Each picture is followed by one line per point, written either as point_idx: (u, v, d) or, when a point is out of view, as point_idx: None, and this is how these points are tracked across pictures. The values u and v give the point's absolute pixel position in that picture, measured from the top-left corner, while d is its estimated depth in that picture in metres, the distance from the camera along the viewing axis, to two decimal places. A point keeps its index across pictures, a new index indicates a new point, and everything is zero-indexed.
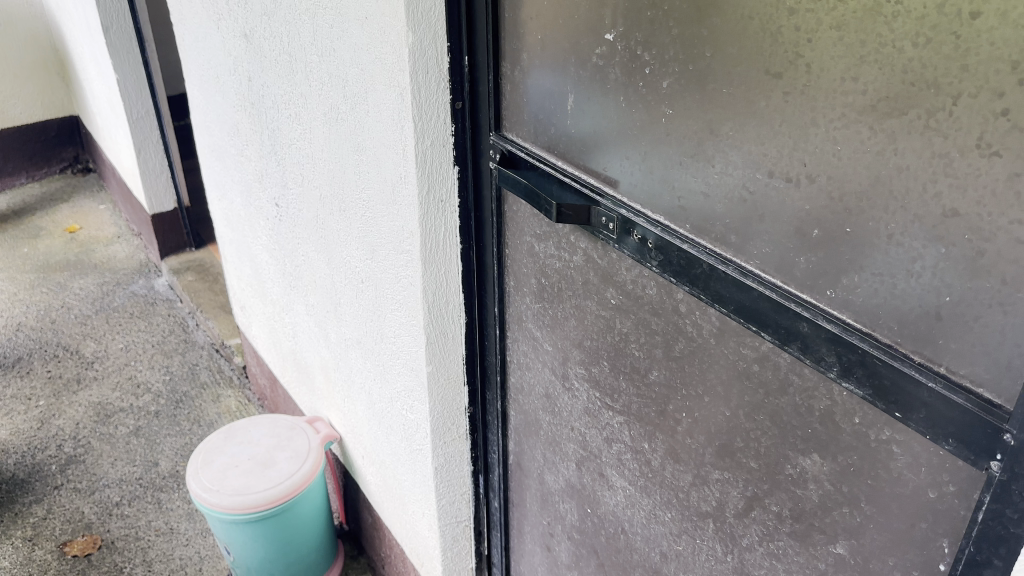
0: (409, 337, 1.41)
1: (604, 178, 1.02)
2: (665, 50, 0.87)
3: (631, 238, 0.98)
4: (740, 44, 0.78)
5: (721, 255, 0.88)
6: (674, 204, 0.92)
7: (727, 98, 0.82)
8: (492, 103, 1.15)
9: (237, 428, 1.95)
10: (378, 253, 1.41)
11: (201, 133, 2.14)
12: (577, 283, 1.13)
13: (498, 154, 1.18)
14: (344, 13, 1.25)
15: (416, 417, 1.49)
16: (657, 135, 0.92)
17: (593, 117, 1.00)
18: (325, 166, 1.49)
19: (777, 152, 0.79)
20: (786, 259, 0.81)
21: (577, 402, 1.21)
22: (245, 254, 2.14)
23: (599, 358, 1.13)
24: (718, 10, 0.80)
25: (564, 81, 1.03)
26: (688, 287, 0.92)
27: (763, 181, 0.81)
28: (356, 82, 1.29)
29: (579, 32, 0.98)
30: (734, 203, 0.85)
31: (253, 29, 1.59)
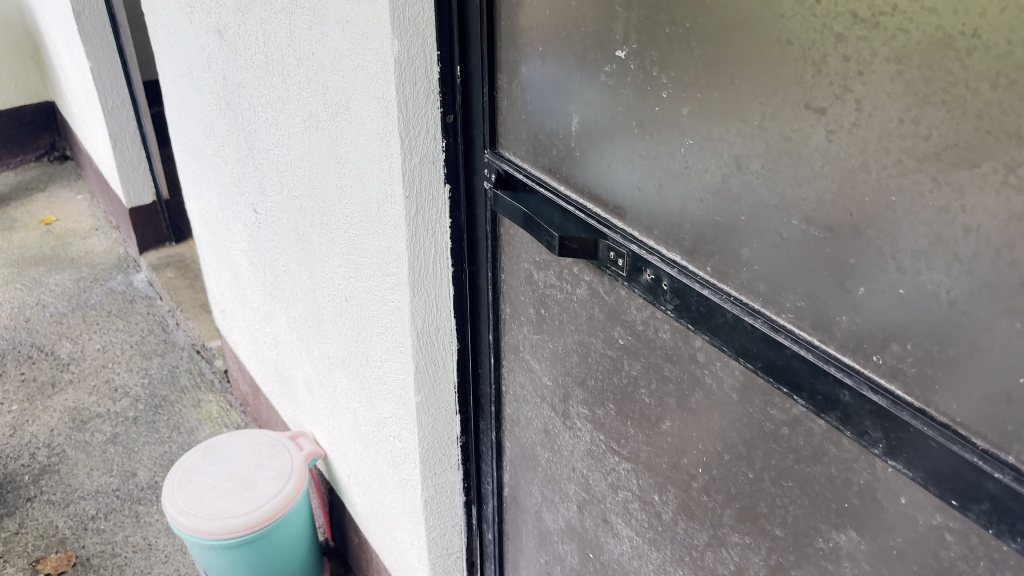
0: (396, 363, 1.30)
1: (612, 209, 0.91)
2: (685, 75, 0.76)
3: (642, 277, 0.88)
4: (775, 71, 0.68)
5: (748, 304, 0.78)
6: (692, 245, 0.82)
7: (758, 133, 0.71)
8: (486, 118, 1.04)
9: (215, 444, 1.85)
10: (363, 272, 1.30)
11: (175, 130, 2.02)
12: (580, 319, 1.03)
13: (493, 174, 1.07)
14: (323, 16, 1.13)
15: (403, 446, 1.38)
16: (674, 166, 0.81)
17: (601, 140, 0.90)
18: (306, 177, 1.38)
19: (816, 197, 0.68)
20: (823, 316, 0.72)
21: (579, 442, 1.12)
22: (224, 258, 2.03)
23: (604, 400, 1.03)
24: (749, 31, 0.69)
25: (567, 100, 0.92)
26: (708, 337, 0.82)
27: (798, 227, 0.71)
28: (337, 91, 1.17)
29: (583, 47, 0.87)
30: (764, 248, 0.75)
31: (227, 26, 1.47)
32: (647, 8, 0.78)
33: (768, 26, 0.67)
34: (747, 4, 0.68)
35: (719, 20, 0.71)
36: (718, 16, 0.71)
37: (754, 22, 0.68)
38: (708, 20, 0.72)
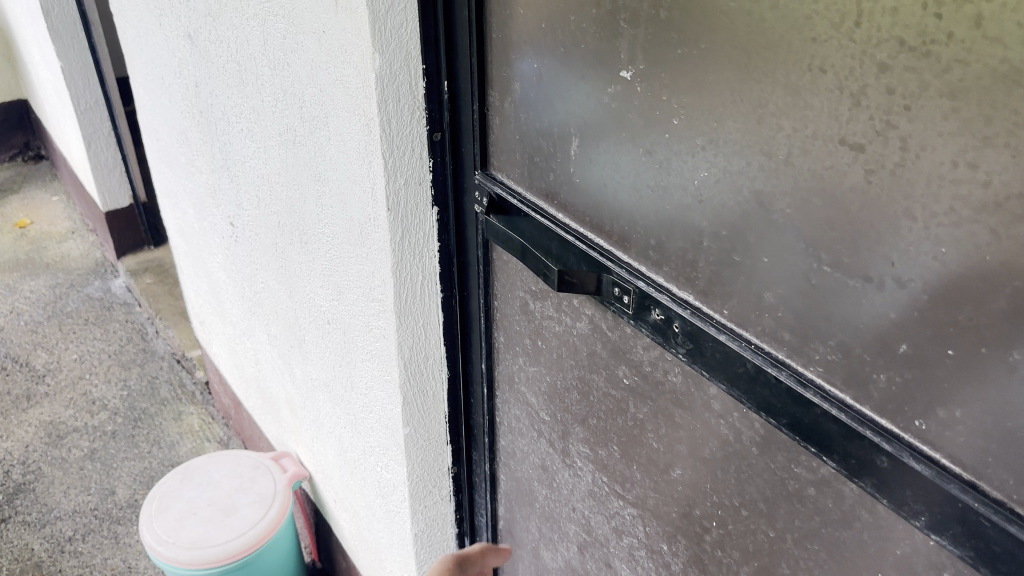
0: (383, 392, 1.22)
1: (616, 240, 0.83)
2: (700, 101, 0.68)
3: (649, 316, 0.80)
4: (804, 101, 0.60)
5: (771, 353, 0.71)
6: (707, 285, 0.75)
7: (785, 168, 0.63)
8: (476, 137, 0.96)
9: (194, 466, 1.77)
10: (346, 295, 1.22)
11: (149, 135, 1.93)
12: (580, 354, 0.95)
13: (485, 198, 0.99)
14: (297, 25, 1.04)
15: (391, 477, 1.30)
16: (686, 199, 0.73)
17: (603, 168, 0.82)
18: (283, 193, 1.30)
19: (853, 242, 0.61)
20: (857, 372, 0.64)
21: (579, 481, 1.04)
22: (201, 269, 1.94)
23: (607, 441, 0.96)
24: (774, 55, 0.61)
25: (566, 122, 0.84)
26: (725, 386, 0.74)
27: (829, 273, 0.63)
28: (314, 105, 1.09)
29: (583, 66, 0.79)
30: (789, 294, 0.67)
31: (198, 31, 1.38)
32: (656, 27, 0.70)
33: (797, 51, 0.59)
34: (772, 25, 0.60)
35: (739, 43, 0.63)
36: (738, 38, 0.63)
37: (781, 45, 0.60)
38: (726, 41, 0.64)
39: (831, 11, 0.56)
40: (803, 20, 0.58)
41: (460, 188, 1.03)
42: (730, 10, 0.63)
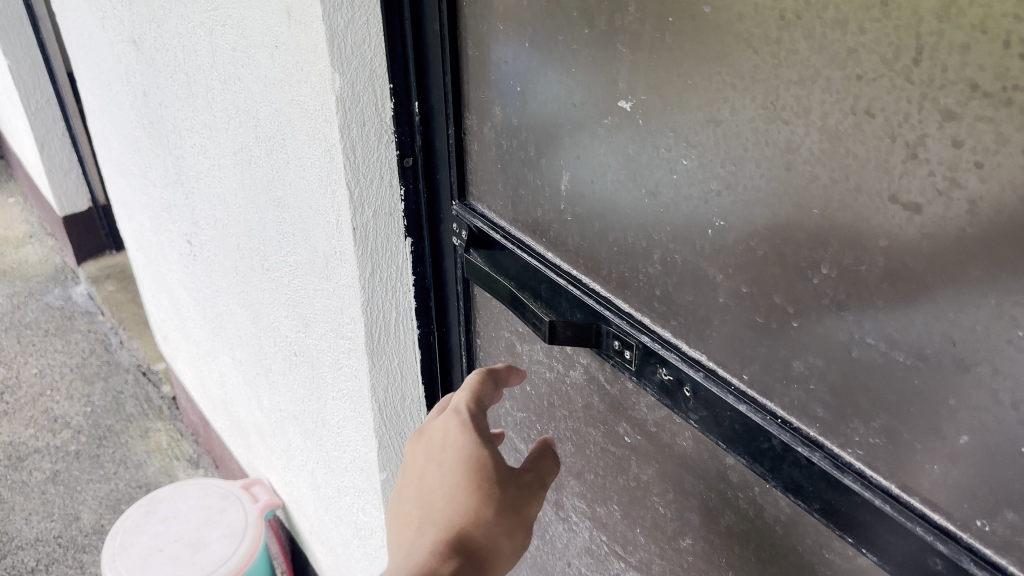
0: (356, 434, 1.11)
1: (615, 286, 0.74)
2: (713, 142, 0.58)
3: (656, 375, 0.71)
4: (847, 149, 0.50)
5: (800, 429, 0.61)
6: (722, 345, 0.66)
7: (821, 225, 0.54)
8: (452, 164, 0.87)
9: (159, 498, 1.66)
10: (313, 329, 1.11)
11: (100, 143, 1.80)
12: (575, 405, 0.86)
13: (463, 231, 0.90)
14: (248, 36, 0.93)
15: (368, 521, 1.20)
16: (698, 249, 0.64)
17: (599, 207, 0.72)
18: (241, 215, 1.18)
19: (904, 316, 0.51)
20: (906, 457, 0.55)
21: (574, 536, 0.95)
22: (161, 285, 1.82)
23: (606, 499, 0.87)
24: (808, 93, 0.51)
25: (554, 154, 0.75)
26: (746, 461, 0.65)
27: (873, 347, 0.54)
28: (270, 125, 0.97)
29: (573, 93, 0.69)
30: (824, 365, 0.58)
31: (143, 37, 1.26)
32: (660, 54, 0.60)
33: (836, 90, 0.49)
34: (806, 57, 0.50)
35: (762, 80, 0.53)
36: (762, 73, 0.53)
37: (816, 81, 0.50)
38: (747, 75, 0.54)
39: (881, 44, 0.46)
40: (845, 53, 0.48)
41: (437, 218, 0.94)
42: (752, 38, 0.53)
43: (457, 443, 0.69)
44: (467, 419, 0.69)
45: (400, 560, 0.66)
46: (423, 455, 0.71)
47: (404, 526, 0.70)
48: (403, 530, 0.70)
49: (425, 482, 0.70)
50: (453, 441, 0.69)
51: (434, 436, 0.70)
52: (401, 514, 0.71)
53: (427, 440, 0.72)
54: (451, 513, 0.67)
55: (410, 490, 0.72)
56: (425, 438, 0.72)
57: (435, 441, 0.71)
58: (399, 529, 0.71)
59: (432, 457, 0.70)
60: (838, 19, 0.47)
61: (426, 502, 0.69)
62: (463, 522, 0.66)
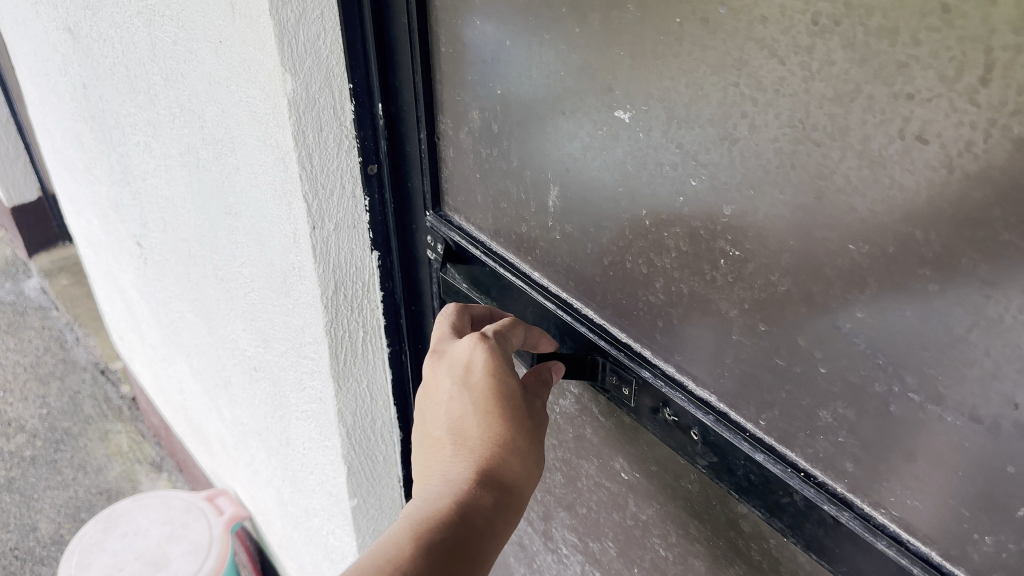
0: (323, 457, 1.04)
1: (611, 313, 0.68)
2: (728, 163, 0.50)
3: (660, 414, 0.65)
4: (891, 179, 0.42)
5: (826, 484, 0.54)
6: (735, 386, 0.59)
7: (858, 264, 0.46)
8: (426, 172, 0.79)
9: (119, 512, 1.57)
10: (272, 345, 1.02)
11: (43, 134, 1.68)
12: (566, 435, 0.81)
13: (442, 246, 0.83)
14: (188, 29, 0.82)
15: (340, 544, 1.13)
16: (706, 280, 0.57)
17: (595, 229, 0.65)
18: (191, 219, 1.09)
19: (953, 372, 0.43)
20: (953, 527, 0.48)
21: (564, 568, 0.92)
22: (113, 285, 1.72)
23: (601, 536, 0.82)
24: (844, 112, 0.42)
25: (540, 166, 0.67)
26: (764, 514, 0.58)
27: (915, 402, 0.46)
28: (217, 126, 0.88)
29: (565, 102, 0.61)
30: (856, 417, 0.50)
31: (78, 25, 1.14)
32: (665, 62, 0.51)
33: (878, 109, 0.40)
34: (843, 70, 0.41)
35: (788, 97, 0.45)
36: (787, 88, 0.45)
37: (855, 98, 0.41)
38: (770, 90, 0.46)
39: (940, 56, 0.37)
40: (893, 67, 0.39)
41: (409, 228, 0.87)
42: (777, 45, 0.44)
43: (488, 367, 0.63)
44: (495, 346, 0.64)
45: (435, 488, 0.61)
46: (447, 379, 0.65)
47: (432, 451, 0.64)
48: (428, 455, 0.65)
49: (451, 409, 0.64)
50: (483, 366, 0.63)
51: (458, 361, 0.64)
52: (425, 438, 0.66)
53: (449, 362, 0.65)
54: (486, 440, 0.62)
55: (432, 416, 0.66)
56: (446, 359, 0.66)
57: (459, 364, 0.65)
58: (421, 454, 0.65)
59: (459, 381, 0.64)
60: (884, 26, 0.38)
61: (456, 430, 0.63)
62: (500, 453, 0.62)
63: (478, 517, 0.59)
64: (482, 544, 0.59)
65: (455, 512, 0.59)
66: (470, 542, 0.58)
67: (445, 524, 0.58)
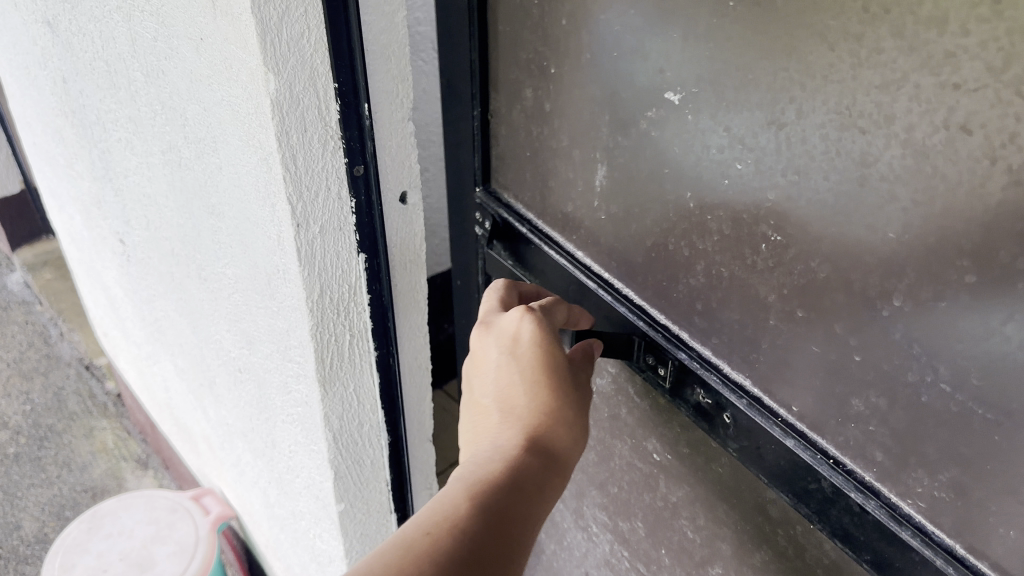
0: (309, 461, 1.02)
1: (651, 294, 0.70)
2: (775, 149, 0.51)
3: (692, 397, 0.67)
4: (933, 169, 0.42)
5: (854, 472, 0.55)
6: (770, 370, 0.60)
7: (895, 254, 0.46)
8: (477, 150, 0.83)
9: (103, 512, 1.55)
10: (257, 347, 1.00)
11: (23, 127, 1.65)
12: (601, 415, 0.85)
13: (488, 222, 0.86)
14: (169, 25, 0.80)
15: (326, 548, 1.12)
16: (744, 262, 0.58)
17: (637, 209, 0.67)
18: (174, 218, 1.07)
19: (984, 362, 0.44)
20: (976, 518, 0.49)
21: (594, 546, 0.96)
22: (96, 280, 1.69)
23: (630, 516, 0.87)
24: (891, 101, 0.43)
25: (589, 145, 0.69)
26: (791, 499, 0.60)
27: (947, 395, 0.47)
28: (198, 125, 0.85)
29: (616, 83, 0.63)
30: (888, 406, 0.51)
31: (57, 18, 1.12)
32: (714, 45, 0.52)
33: (926, 100, 0.41)
34: (892, 59, 0.42)
35: (837, 84, 0.45)
36: (836, 75, 0.45)
37: (902, 88, 0.42)
38: (819, 77, 0.46)
39: (988, 49, 0.38)
40: (942, 58, 0.40)
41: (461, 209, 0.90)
42: (828, 32, 0.45)
43: (536, 337, 0.63)
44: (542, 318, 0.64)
45: (484, 455, 0.61)
46: (494, 349, 0.64)
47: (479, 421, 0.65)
48: (477, 426, 0.65)
49: (498, 380, 0.64)
50: (530, 337, 0.63)
51: (505, 332, 0.64)
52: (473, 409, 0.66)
53: (496, 333, 0.65)
54: (534, 410, 0.62)
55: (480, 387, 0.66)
56: (494, 330, 0.66)
57: (505, 336, 0.65)
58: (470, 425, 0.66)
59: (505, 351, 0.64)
60: (935, 17, 0.39)
61: (502, 401, 0.63)
62: (547, 424, 0.62)
63: (526, 483, 0.59)
64: (531, 510, 0.59)
65: (505, 478, 0.59)
66: (520, 506, 0.58)
67: (494, 489, 0.58)
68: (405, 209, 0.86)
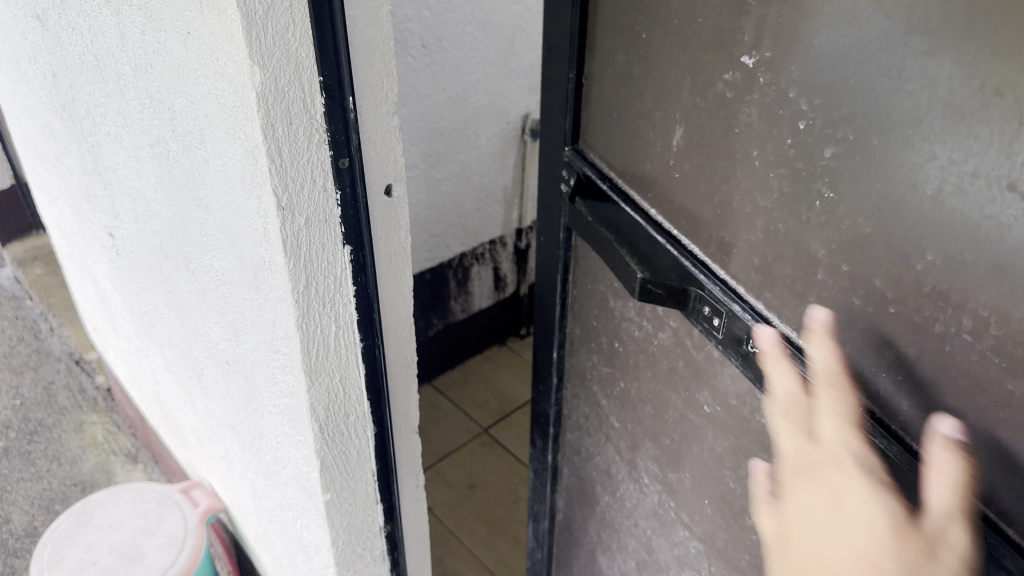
0: (296, 451, 1.03)
1: (714, 250, 0.70)
2: (834, 103, 0.54)
3: (742, 345, 0.68)
4: (969, 130, 0.45)
5: (884, 422, 0.58)
6: (813, 324, 0.62)
7: (935, 206, 0.49)
8: (572, 108, 0.85)
9: (92, 506, 1.56)
10: (244, 339, 1.01)
11: (14, 124, 1.66)
12: (660, 366, 0.85)
13: (573, 178, 0.88)
14: (156, 19, 0.81)
15: (313, 538, 1.13)
16: (799, 215, 0.60)
17: (699, 169, 0.69)
18: (162, 212, 1.07)
19: (1007, 313, 0.47)
20: (990, 466, 0.50)
21: (644, 497, 0.98)
22: (86, 274, 1.70)
23: (678, 467, 0.88)
24: (937, 64, 0.46)
25: (670, 106, 0.71)
26: (820, 444, 0.61)
27: (969, 345, 0.50)
28: (186, 118, 0.86)
29: (700, 46, 0.65)
30: (916, 358, 0.54)
31: (45, 12, 1.12)
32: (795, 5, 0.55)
33: (968, 63, 0.44)
34: (940, 22, 0.45)
35: (891, 46, 0.49)
36: (891, 43, 0.49)
37: (948, 51, 0.45)
38: (875, 42, 0.50)
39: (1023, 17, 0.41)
40: (985, 20, 0.43)
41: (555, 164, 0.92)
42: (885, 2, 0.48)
43: (899, 511, 0.56)
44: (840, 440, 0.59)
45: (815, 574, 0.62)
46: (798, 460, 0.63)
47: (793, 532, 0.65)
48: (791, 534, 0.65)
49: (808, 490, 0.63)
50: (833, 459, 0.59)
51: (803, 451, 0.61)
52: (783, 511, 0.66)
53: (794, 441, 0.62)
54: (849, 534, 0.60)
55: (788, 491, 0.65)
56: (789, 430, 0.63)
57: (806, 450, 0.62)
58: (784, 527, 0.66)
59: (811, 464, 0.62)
60: None
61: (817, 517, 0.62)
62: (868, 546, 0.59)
63: None
64: None
65: None
66: None
67: None
68: (389, 200, 0.88)
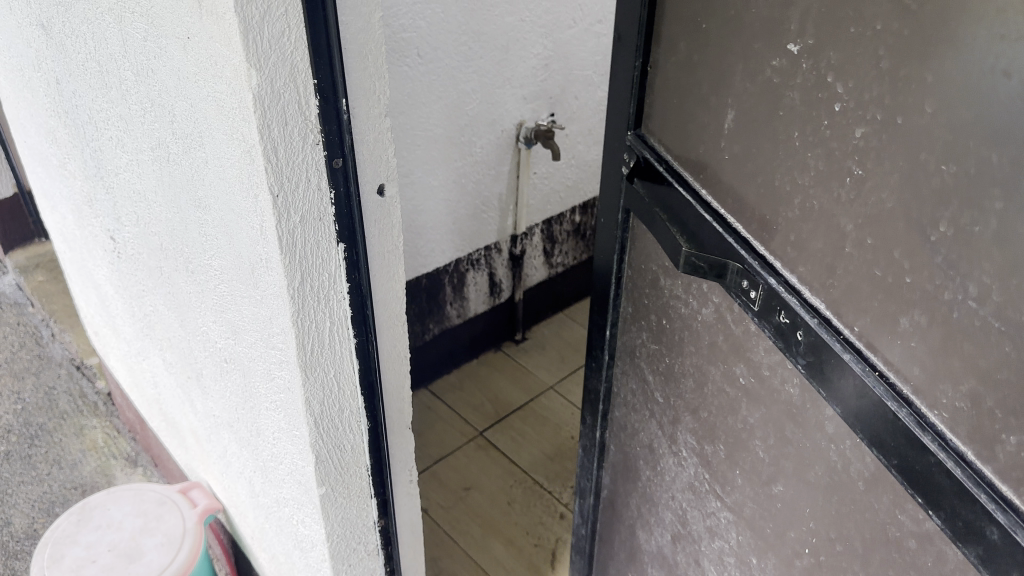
0: (291, 446, 1.06)
1: (756, 227, 0.75)
2: (865, 89, 0.59)
3: (776, 318, 0.73)
4: (977, 109, 0.50)
5: (895, 385, 0.62)
6: (840, 296, 0.66)
7: (948, 181, 0.53)
8: (636, 95, 0.91)
9: (91, 506, 1.58)
10: (241, 336, 1.04)
11: (18, 132, 1.70)
12: (701, 341, 0.90)
13: (633, 161, 0.94)
14: (158, 26, 0.84)
15: (308, 532, 1.15)
16: (834, 193, 0.65)
17: (745, 152, 0.75)
18: (162, 214, 1.10)
19: (1005, 280, 0.51)
20: (986, 429, 0.55)
21: (682, 470, 1.02)
22: (87, 278, 1.73)
23: (713, 439, 0.92)
24: (953, 49, 0.50)
25: (723, 92, 0.76)
26: (842, 411, 0.67)
27: (973, 310, 0.54)
28: (185, 120, 0.89)
29: (751, 35, 0.70)
30: (927, 325, 0.58)
31: (50, 20, 1.16)
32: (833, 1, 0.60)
33: (980, 48, 0.49)
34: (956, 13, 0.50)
35: (914, 35, 0.53)
36: (914, 31, 0.53)
37: (961, 38, 0.50)
38: (904, 32, 0.54)
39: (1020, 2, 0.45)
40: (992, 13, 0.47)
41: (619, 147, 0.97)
42: None
43: None
44: None
45: None
46: None
47: None
48: None
49: None
50: None
51: None
52: None
53: None
54: None
55: None
56: None
57: None
58: None
59: None
60: None
61: None
62: None
63: None
64: None
65: None
66: None
67: None
68: (382, 199, 0.91)
